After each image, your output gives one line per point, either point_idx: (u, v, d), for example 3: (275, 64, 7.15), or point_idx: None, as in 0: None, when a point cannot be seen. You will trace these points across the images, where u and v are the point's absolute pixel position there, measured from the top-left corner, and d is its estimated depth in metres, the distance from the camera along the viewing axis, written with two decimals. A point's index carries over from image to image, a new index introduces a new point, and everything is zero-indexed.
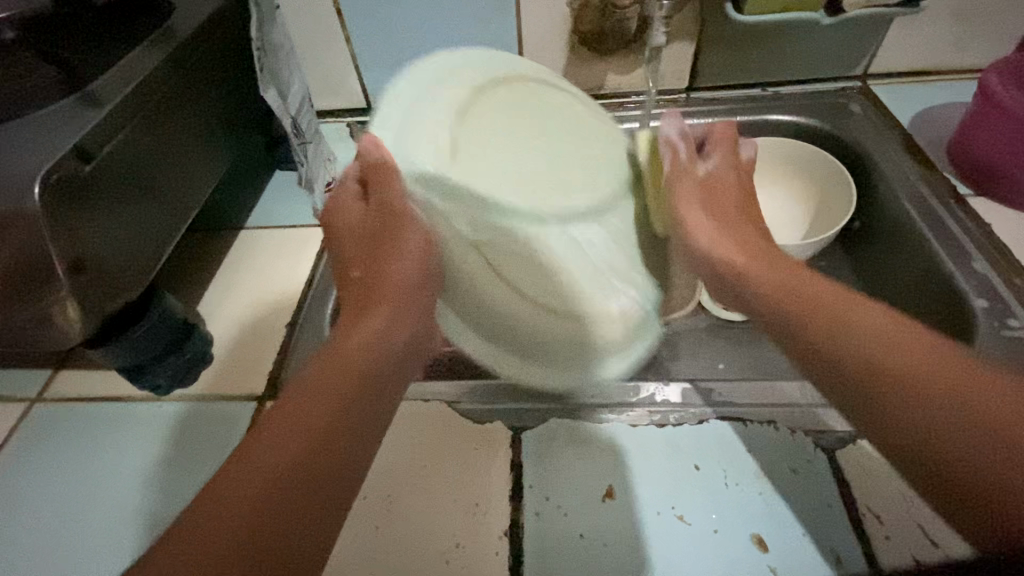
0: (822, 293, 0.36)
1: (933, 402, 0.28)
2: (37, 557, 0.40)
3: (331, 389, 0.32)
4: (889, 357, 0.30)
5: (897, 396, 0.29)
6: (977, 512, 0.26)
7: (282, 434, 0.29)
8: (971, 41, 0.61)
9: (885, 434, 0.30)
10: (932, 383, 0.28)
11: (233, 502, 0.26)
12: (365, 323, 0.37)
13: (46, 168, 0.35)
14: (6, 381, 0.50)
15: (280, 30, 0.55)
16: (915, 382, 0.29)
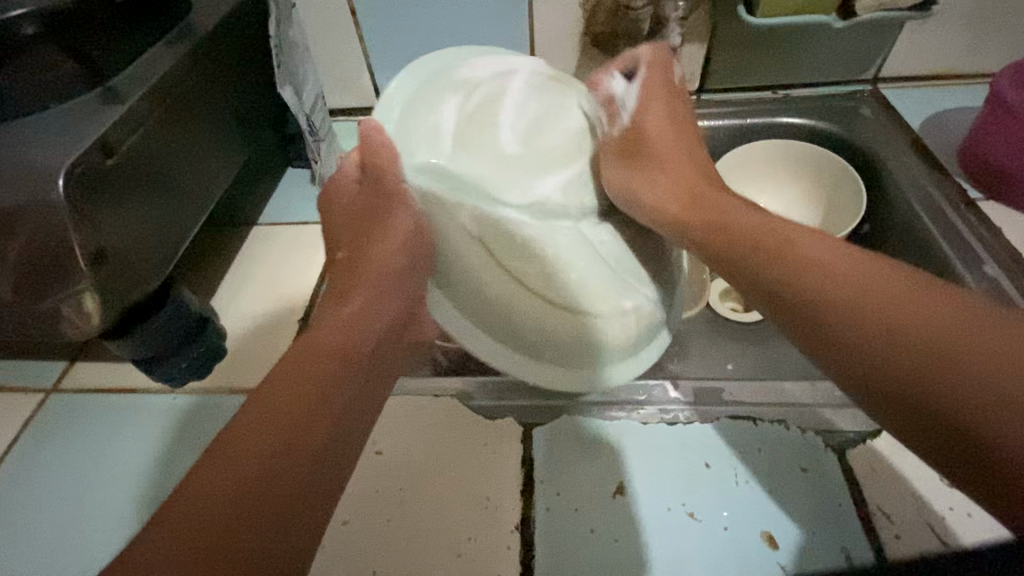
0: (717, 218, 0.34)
1: (885, 331, 0.25)
2: (53, 546, 0.40)
3: (316, 373, 0.31)
4: (838, 290, 0.27)
5: (847, 323, 0.26)
6: (963, 450, 0.21)
7: (275, 416, 0.28)
8: (982, 46, 0.61)
9: (827, 359, 0.27)
10: (891, 306, 0.25)
11: (219, 492, 0.25)
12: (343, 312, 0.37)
13: (71, 160, 0.35)
14: (22, 372, 0.50)
15: (297, 29, 0.56)
16: (864, 307, 0.26)
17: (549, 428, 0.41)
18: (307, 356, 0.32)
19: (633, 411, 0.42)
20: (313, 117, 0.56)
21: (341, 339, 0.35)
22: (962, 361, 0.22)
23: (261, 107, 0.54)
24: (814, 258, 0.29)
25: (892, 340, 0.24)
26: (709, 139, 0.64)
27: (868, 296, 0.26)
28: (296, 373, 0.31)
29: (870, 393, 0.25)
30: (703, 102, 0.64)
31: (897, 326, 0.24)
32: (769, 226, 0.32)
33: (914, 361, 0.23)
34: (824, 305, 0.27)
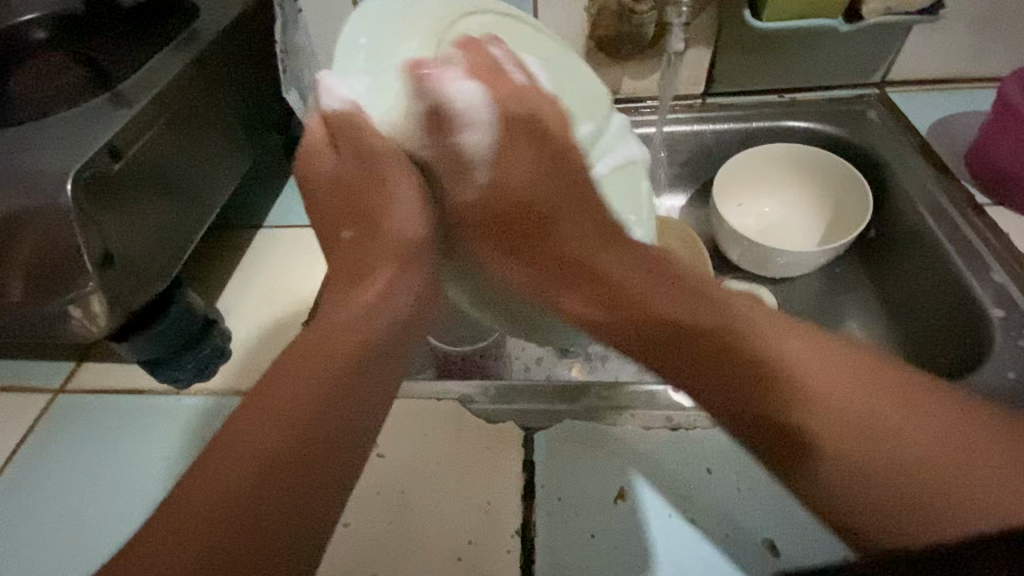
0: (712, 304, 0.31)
1: (913, 453, 0.25)
2: (60, 546, 0.41)
3: (304, 389, 0.28)
4: (871, 400, 0.26)
5: (871, 454, 0.26)
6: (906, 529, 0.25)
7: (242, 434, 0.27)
8: (989, 50, 0.61)
9: (811, 468, 0.27)
10: (866, 409, 0.26)
11: (192, 533, 0.24)
12: (358, 298, 0.34)
13: (78, 165, 0.36)
14: (30, 372, 0.51)
15: (304, 35, 0.59)
16: (886, 424, 0.26)
17: (551, 432, 0.41)
18: (312, 349, 0.31)
19: (635, 417, 0.42)
20: None
21: (349, 338, 0.32)
22: (955, 467, 0.25)
23: (267, 111, 0.54)
24: (824, 389, 0.27)
25: (845, 434, 0.26)
26: (713, 143, 0.64)
27: (872, 410, 0.26)
28: (288, 384, 0.29)
29: (850, 475, 0.26)
30: (708, 106, 0.63)
31: (884, 445, 0.26)
32: (755, 335, 0.29)
33: (846, 454, 0.26)
34: (806, 422, 0.27)
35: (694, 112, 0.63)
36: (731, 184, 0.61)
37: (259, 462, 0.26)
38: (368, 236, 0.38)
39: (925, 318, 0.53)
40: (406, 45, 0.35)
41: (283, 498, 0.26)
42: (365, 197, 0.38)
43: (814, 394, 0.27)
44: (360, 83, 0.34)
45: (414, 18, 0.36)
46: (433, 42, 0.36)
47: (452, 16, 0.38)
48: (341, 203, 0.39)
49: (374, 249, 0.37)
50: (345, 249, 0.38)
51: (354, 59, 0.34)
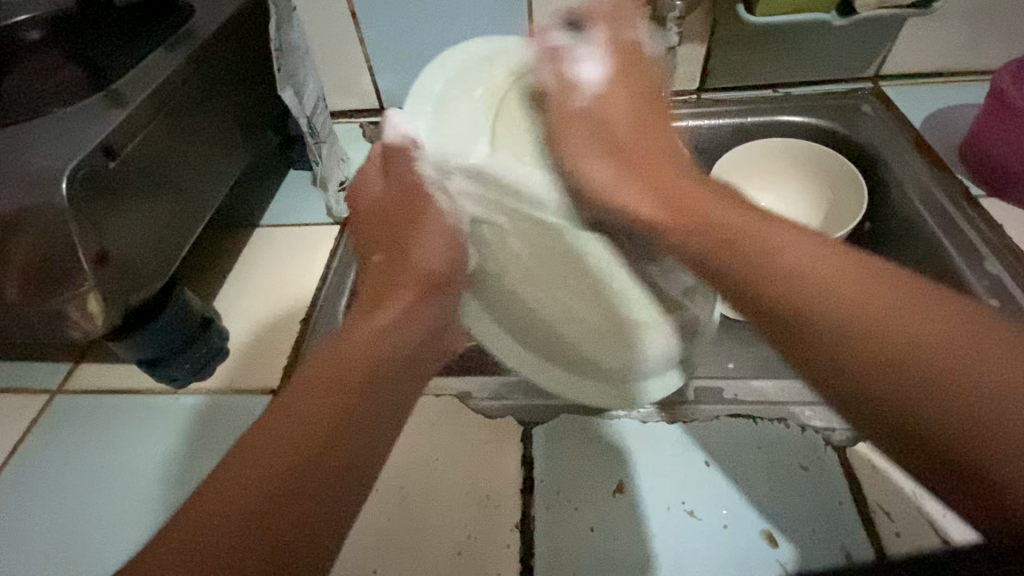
0: (724, 221, 0.31)
1: (926, 384, 0.23)
2: (58, 545, 0.41)
3: (331, 394, 0.28)
4: (869, 321, 0.25)
5: (881, 374, 0.24)
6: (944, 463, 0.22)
7: (242, 466, 0.25)
8: (982, 43, 0.61)
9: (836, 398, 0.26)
10: (873, 322, 0.25)
11: (229, 523, 0.23)
12: (372, 321, 0.33)
13: (74, 164, 0.36)
14: (28, 372, 0.51)
15: (297, 34, 0.57)
16: (913, 353, 0.23)
17: (548, 427, 0.41)
18: (320, 381, 0.28)
19: (631, 411, 0.42)
20: (314, 120, 0.57)
21: (368, 343, 0.31)
22: (984, 390, 0.21)
23: (262, 109, 0.54)
24: (822, 305, 0.26)
25: (922, 385, 0.23)
26: (709, 139, 0.64)
27: (892, 334, 0.24)
28: (318, 384, 0.28)
29: (885, 412, 0.24)
30: (703, 101, 0.64)
31: (888, 364, 0.24)
32: (772, 251, 0.28)
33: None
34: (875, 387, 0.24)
35: (690, 107, 0.63)
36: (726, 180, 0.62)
37: (280, 466, 0.25)
38: (395, 257, 0.38)
39: None
40: (469, 96, 0.39)
41: (314, 496, 0.25)
42: (406, 227, 0.39)
43: (805, 315, 0.26)
44: (422, 122, 0.38)
45: (481, 77, 0.40)
46: (494, 103, 0.39)
47: (517, 74, 0.40)
48: (375, 228, 0.41)
49: (398, 271, 0.37)
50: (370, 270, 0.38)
51: (421, 107, 0.38)
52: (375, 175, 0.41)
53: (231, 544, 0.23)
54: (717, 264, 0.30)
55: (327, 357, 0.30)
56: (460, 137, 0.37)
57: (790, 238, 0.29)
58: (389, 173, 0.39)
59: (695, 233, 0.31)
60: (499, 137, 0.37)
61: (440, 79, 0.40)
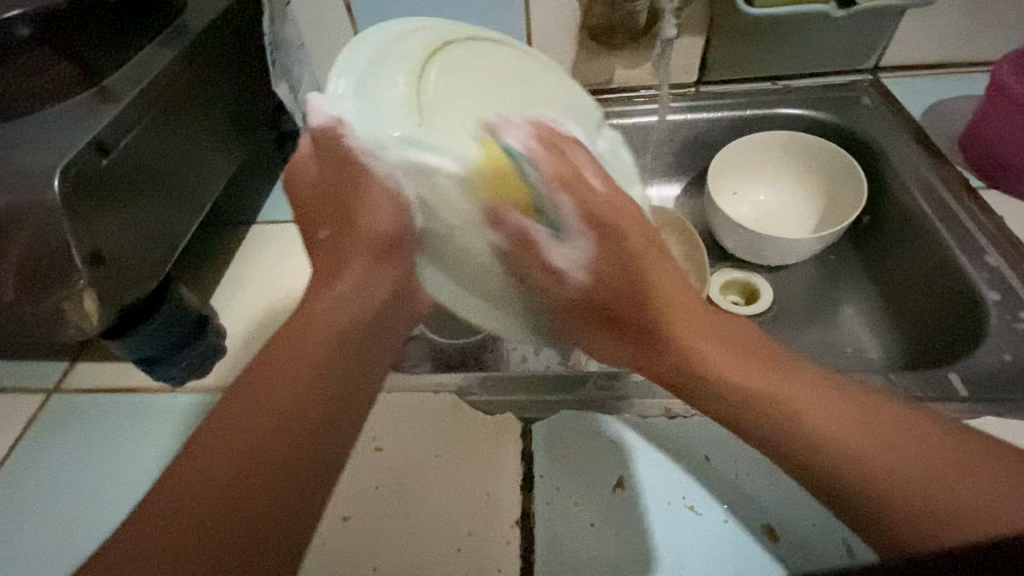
0: (742, 349, 0.32)
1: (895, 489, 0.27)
2: (57, 546, 0.41)
3: (295, 370, 0.30)
4: (876, 454, 0.28)
5: (876, 486, 0.27)
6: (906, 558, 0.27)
7: (226, 436, 0.28)
8: (981, 34, 0.61)
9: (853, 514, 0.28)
10: (880, 448, 0.28)
11: (178, 496, 0.26)
12: (335, 292, 0.33)
13: (65, 161, 0.35)
14: (24, 372, 0.50)
15: (292, 28, 0.58)
16: (890, 463, 0.28)
17: (548, 423, 0.41)
18: (278, 365, 0.30)
19: (631, 407, 0.42)
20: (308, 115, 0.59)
21: (340, 318, 0.32)
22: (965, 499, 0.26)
23: (256, 105, 0.54)
24: (823, 422, 0.29)
25: (895, 495, 0.27)
26: (708, 132, 0.63)
27: (891, 444, 0.28)
28: (289, 360, 0.31)
29: (874, 524, 0.28)
30: (701, 94, 0.63)
31: (893, 486, 0.27)
32: (799, 407, 0.29)
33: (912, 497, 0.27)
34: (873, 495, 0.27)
35: (689, 100, 0.63)
36: (725, 173, 0.61)
37: (236, 444, 0.28)
38: (343, 235, 0.35)
39: (919, 304, 0.53)
40: (395, 72, 0.31)
41: (263, 463, 0.27)
42: (347, 205, 0.33)
43: (837, 446, 0.28)
44: (348, 102, 0.30)
45: (397, 51, 0.32)
46: (418, 70, 0.32)
47: (437, 41, 0.34)
48: (321, 210, 0.35)
49: (350, 242, 0.34)
50: (320, 252, 0.35)
51: (340, 87, 0.31)
52: (308, 152, 0.35)
53: (184, 502, 0.26)
54: (742, 410, 0.31)
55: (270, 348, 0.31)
56: (387, 113, 0.30)
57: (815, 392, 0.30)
58: (321, 155, 0.32)
59: (712, 374, 0.31)
60: (430, 110, 0.30)
61: (362, 49, 0.32)
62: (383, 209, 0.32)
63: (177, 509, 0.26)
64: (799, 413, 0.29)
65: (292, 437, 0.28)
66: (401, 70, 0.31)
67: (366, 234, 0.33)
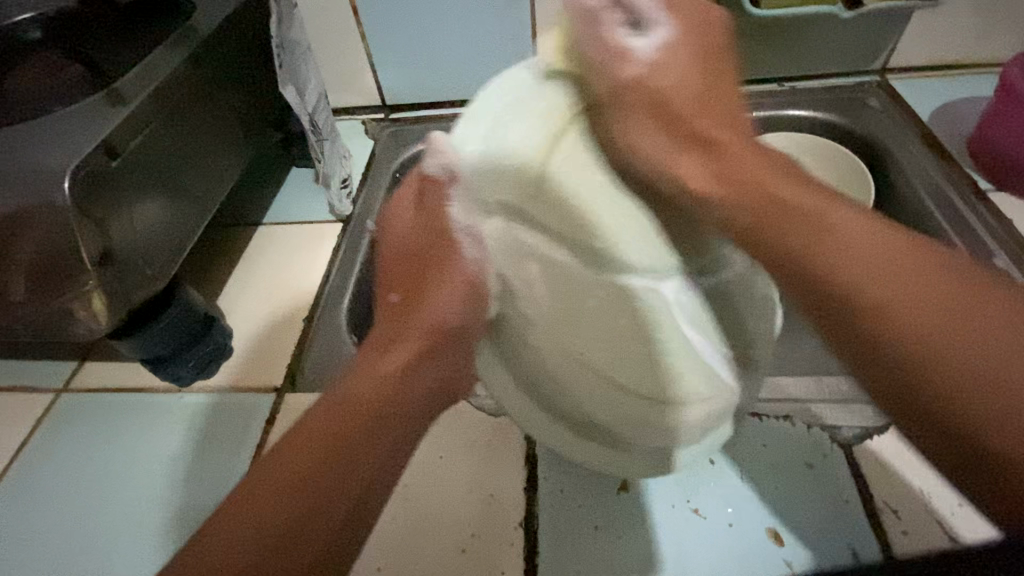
0: (791, 204, 0.29)
1: (971, 385, 0.23)
2: (65, 543, 0.41)
3: (343, 427, 0.30)
4: (919, 316, 0.25)
5: (940, 372, 0.24)
6: (976, 466, 0.24)
7: (286, 471, 0.28)
8: (990, 36, 0.60)
9: (877, 365, 0.26)
10: (931, 320, 0.25)
11: (232, 542, 0.26)
12: (387, 361, 0.34)
13: (76, 163, 0.36)
14: (34, 371, 0.51)
15: (298, 29, 0.55)
16: (937, 336, 0.24)
17: None
18: (376, 416, 0.32)
19: None
20: (316, 118, 0.56)
21: (382, 384, 0.33)
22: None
23: (263, 106, 0.54)
24: (881, 294, 0.26)
25: (974, 388, 0.23)
26: None
27: (945, 315, 0.25)
28: (333, 415, 0.31)
29: (936, 412, 0.24)
30: None
31: (959, 359, 0.24)
32: (839, 261, 0.27)
33: (942, 353, 0.24)
34: (950, 392, 0.24)
35: None
36: None
37: (283, 493, 0.28)
38: (411, 309, 0.38)
39: None
40: (525, 120, 0.32)
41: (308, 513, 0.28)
42: (425, 276, 0.39)
43: (880, 314, 0.26)
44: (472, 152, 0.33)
45: (538, 100, 0.33)
46: (552, 139, 0.32)
47: (589, 102, 0.33)
48: (404, 270, 0.41)
49: (406, 321, 0.38)
50: (390, 311, 0.39)
51: (469, 138, 0.33)
52: (409, 207, 0.40)
53: (236, 550, 0.26)
54: (790, 256, 0.28)
55: (352, 389, 0.32)
56: (516, 138, 0.32)
57: (865, 237, 0.27)
58: (424, 211, 0.39)
59: (752, 226, 0.29)
60: (552, 157, 0.32)
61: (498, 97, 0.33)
62: (455, 301, 0.37)
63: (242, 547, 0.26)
64: (788, 233, 0.28)
65: (345, 483, 0.29)
66: (534, 133, 0.32)
67: (432, 323, 0.37)
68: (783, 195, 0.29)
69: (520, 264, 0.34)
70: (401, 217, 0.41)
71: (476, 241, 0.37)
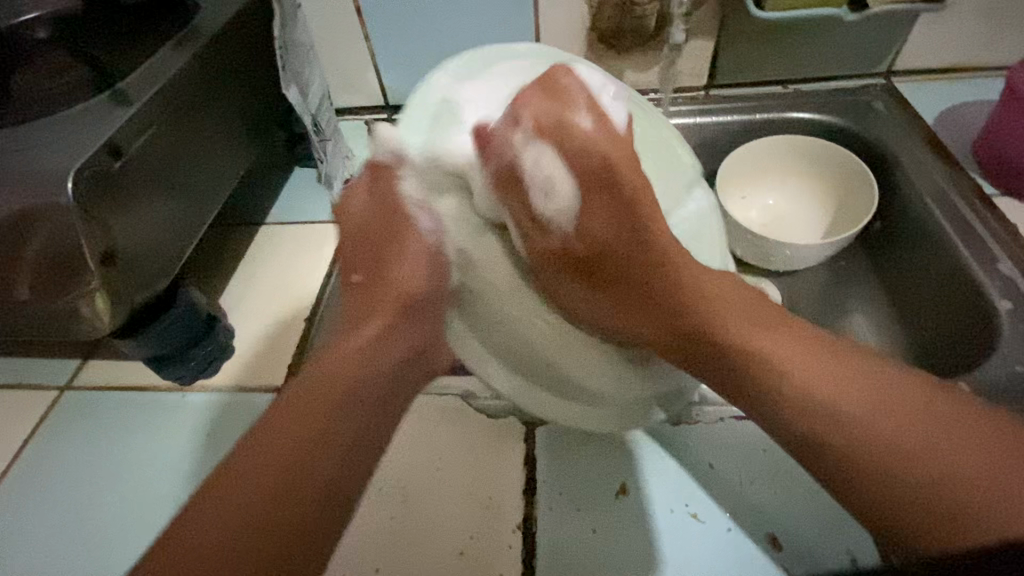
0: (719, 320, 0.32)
1: (896, 472, 0.26)
2: (67, 541, 0.41)
3: (306, 428, 0.29)
4: (859, 411, 0.27)
5: (851, 463, 0.27)
6: (939, 528, 0.25)
7: (234, 487, 0.27)
8: (996, 39, 0.60)
9: (826, 452, 0.28)
10: (870, 412, 0.27)
11: (187, 562, 0.25)
12: (349, 344, 0.34)
13: (79, 164, 0.36)
14: (36, 369, 0.51)
15: (302, 31, 0.56)
16: (865, 430, 0.27)
17: (552, 428, 0.41)
18: (348, 393, 0.32)
19: None
20: (321, 118, 0.57)
21: (347, 373, 0.32)
22: (954, 472, 0.25)
23: (267, 108, 0.54)
24: (809, 384, 0.29)
25: (901, 466, 0.26)
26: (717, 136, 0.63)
27: (878, 406, 0.27)
28: (294, 416, 0.30)
29: (867, 498, 0.26)
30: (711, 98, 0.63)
31: (883, 450, 0.26)
32: (753, 347, 0.30)
33: (830, 407, 0.28)
34: (868, 476, 0.26)
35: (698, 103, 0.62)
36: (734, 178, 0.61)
37: (237, 511, 0.27)
38: (375, 282, 0.37)
39: (931, 312, 0.52)
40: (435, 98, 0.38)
41: (273, 523, 0.27)
42: (384, 250, 0.38)
43: (817, 404, 0.28)
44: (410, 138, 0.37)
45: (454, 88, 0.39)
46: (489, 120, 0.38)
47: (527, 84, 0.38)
48: (358, 250, 0.39)
49: (374, 294, 0.37)
50: (354, 295, 0.38)
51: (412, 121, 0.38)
52: (363, 186, 0.39)
53: (193, 570, 0.25)
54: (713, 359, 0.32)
55: (318, 376, 0.32)
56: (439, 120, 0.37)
57: (786, 343, 0.30)
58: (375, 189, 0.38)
59: (687, 349, 0.33)
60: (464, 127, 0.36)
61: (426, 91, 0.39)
62: (424, 270, 0.36)
63: (200, 563, 0.25)
64: (706, 335, 0.32)
65: (311, 478, 0.28)
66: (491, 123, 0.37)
67: (399, 294, 0.36)
68: (708, 304, 0.32)
69: (478, 236, 0.37)
70: (357, 194, 0.39)
71: (428, 214, 0.37)
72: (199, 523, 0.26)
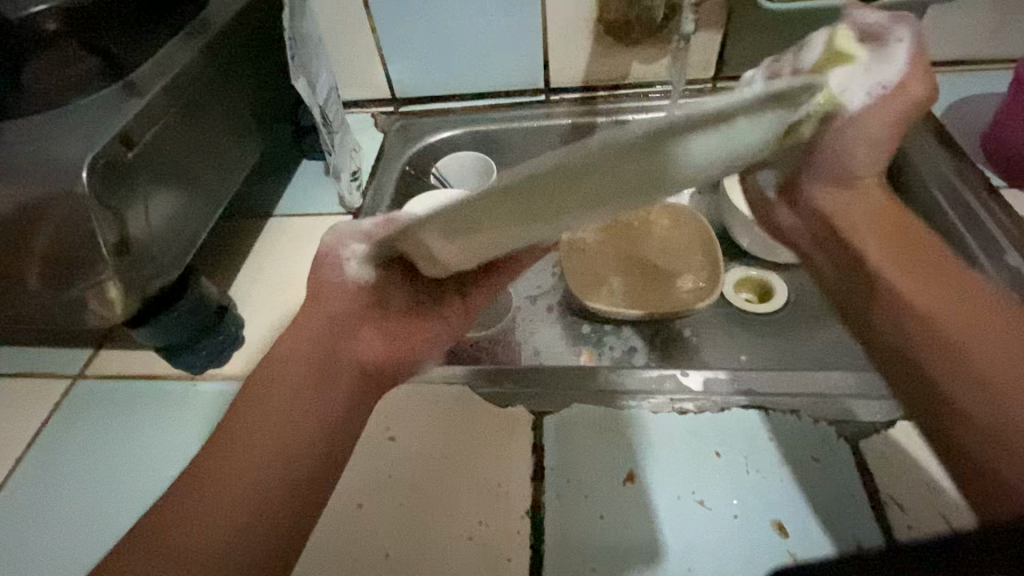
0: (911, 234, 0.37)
1: (967, 354, 0.31)
2: (81, 525, 0.42)
3: (289, 397, 0.35)
4: (932, 307, 0.34)
5: (945, 372, 0.32)
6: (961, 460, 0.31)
7: (245, 453, 0.32)
8: (1005, 30, 0.60)
9: (879, 341, 0.36)
10: (937, 307, 0.33)
11: (209, 517, 0.30)
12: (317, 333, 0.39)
13: (93, 152, 0.36)
14: (50, 358, 0.52)
15: (310, 22, 0.56)
16: (943, 330, 0.33)
17: (560, 417, 0.41)
18: (274, 375, 0.36)
19: (641, 401, 0.42)
20: (327, 110, 0.57)
21: (319, 351, 0.38)
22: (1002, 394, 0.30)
23: (275, 100, 0.55)
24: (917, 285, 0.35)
25: (957, 375, 0.31)
26: None
27: (971, 312, 0.33)
28: (282, 386, 0.35)
29: (921, 389, 0.33)
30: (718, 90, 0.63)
31: (964, 348, 0.32)
32: (894, 273, 0.36)
33: (920, 311, 0.34)
34: (966, 359, 0.31)
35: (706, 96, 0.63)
36: None
37: (244, 475, 0.32)
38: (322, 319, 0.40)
39: None
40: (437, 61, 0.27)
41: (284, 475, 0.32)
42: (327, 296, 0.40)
43: (904, 297, 0.35)
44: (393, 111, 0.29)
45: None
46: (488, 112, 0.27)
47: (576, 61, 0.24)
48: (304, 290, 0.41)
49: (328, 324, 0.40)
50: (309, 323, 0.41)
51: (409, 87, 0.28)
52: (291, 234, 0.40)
53: (218, 522, 0.30)
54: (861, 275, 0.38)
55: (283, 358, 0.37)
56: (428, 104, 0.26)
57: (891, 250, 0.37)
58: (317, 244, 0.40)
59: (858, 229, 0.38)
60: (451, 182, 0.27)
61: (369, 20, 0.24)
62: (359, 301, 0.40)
63: (221, 520, 0.30)
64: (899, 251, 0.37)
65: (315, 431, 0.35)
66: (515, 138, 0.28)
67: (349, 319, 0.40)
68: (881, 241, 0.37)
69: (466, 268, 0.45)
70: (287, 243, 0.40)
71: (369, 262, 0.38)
72: (159, 525, 0.30)
